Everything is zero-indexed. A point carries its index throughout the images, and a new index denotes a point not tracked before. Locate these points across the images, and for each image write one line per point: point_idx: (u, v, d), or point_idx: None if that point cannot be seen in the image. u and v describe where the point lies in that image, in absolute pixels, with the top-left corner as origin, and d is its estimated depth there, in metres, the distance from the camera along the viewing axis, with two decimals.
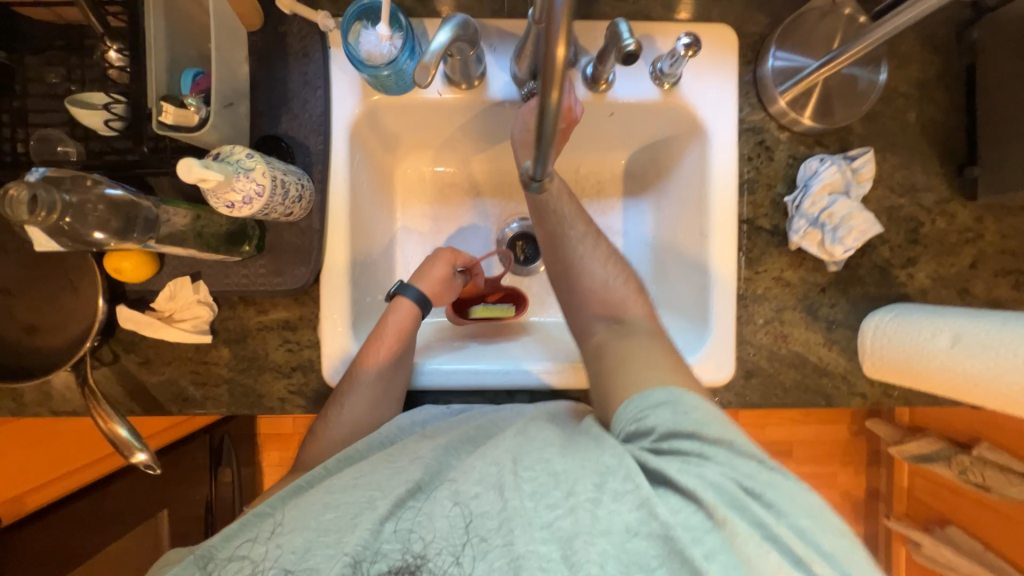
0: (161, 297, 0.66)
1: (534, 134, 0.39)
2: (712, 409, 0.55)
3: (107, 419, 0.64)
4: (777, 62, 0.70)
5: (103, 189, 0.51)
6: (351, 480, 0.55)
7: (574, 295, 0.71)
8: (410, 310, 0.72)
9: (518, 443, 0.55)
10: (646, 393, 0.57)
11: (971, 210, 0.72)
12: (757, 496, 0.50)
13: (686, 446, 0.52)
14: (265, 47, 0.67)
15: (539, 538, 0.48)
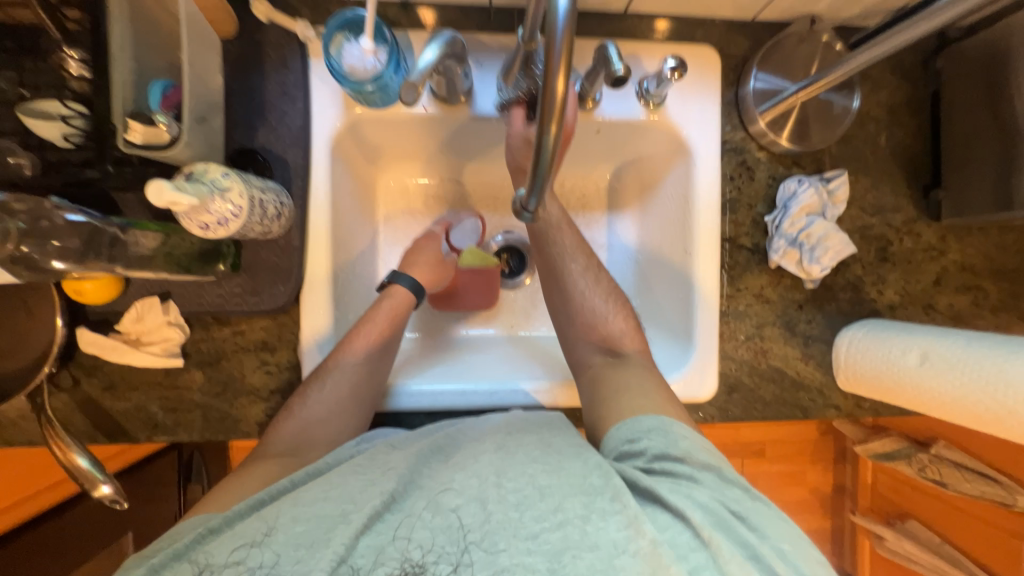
0: (127, 319, 0.62)
1: (531, 164, 0.38)
2: (699, 438, 0.57)
3: (65, 449, 0.60)
4: (757, 84, 0.72)
5: (63, 216, 0.48)
6: (320, 489, 0.51)
7: (570, 324, 0.71)
8: (404, 296, 0.73)
9: (502, 456, 0.54)
10: (636, 416, 0.58)
11: (935, 230, 0.76)
12: (739, 516, 0.51)
13: (680, 470, 0.53)
14: (241, 55, 0.64)
15: (524, 550, 0.47)
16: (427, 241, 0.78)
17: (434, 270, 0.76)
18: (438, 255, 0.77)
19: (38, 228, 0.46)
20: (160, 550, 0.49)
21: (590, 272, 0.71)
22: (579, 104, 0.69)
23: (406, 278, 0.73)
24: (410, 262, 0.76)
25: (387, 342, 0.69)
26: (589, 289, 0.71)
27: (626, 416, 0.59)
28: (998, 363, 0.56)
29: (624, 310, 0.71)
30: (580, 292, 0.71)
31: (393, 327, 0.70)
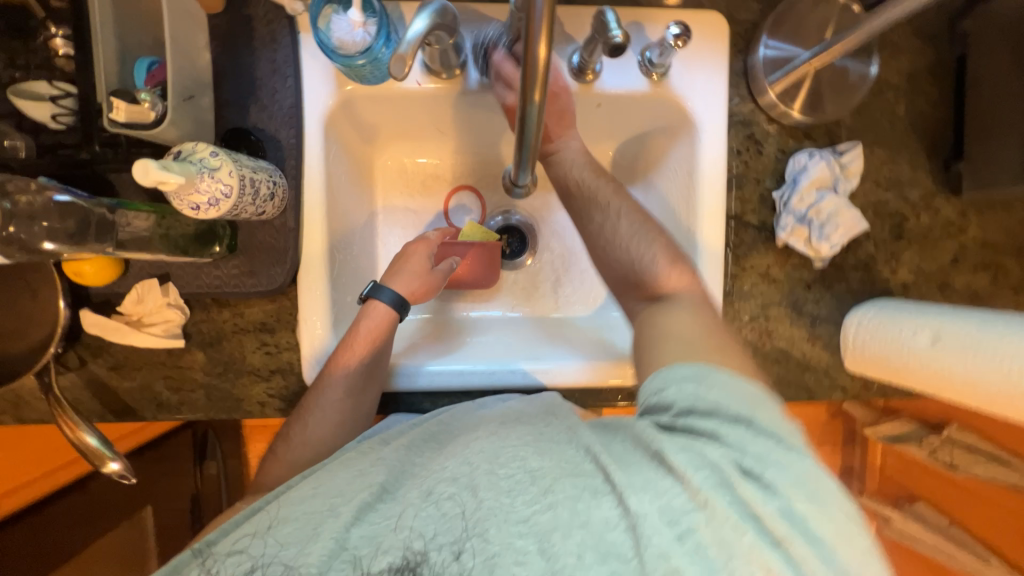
0: (128, 301, 0.63)
1: (516, 137, 0.40)
2: (734, 385, 0.51)
3: (75, 427, 0.62)
4: (768, 52, 0.68)
5: (52, 198, 0.47)
6: (310, 487, 0.54)
7: (608, 273, 0.68)
8: (386, 314, 0.69)
9: (493, 440, 0.55)
10: (672, 368, 0.54)
11: (954, 206, 0.72)
12: (756, 474, 0.47)
13: (703, 427, 0.49)
14: (229, 31, 0.62)
15: (516, 533, 0.48)
16: (416, 249, 0.73)
17: (421, 283, 0.72)
18: (428, 265, 0.73)
19: (28, 211, 0.46)
20: (189, 554, 0.52)
21: (614, 219, 0.67)
22: (578, 76, 0.67)
23: (390, 296, 0.69)
24: (395, 274, 0.71)
25: (366, 372, 0.66)
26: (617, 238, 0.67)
27: (664, 367, 0.55)
28: (1016, 342, 0.53)
29: (659, 252, 0.65)
30: (608, 232, 0.67)
31: (375, 351, 0.67)
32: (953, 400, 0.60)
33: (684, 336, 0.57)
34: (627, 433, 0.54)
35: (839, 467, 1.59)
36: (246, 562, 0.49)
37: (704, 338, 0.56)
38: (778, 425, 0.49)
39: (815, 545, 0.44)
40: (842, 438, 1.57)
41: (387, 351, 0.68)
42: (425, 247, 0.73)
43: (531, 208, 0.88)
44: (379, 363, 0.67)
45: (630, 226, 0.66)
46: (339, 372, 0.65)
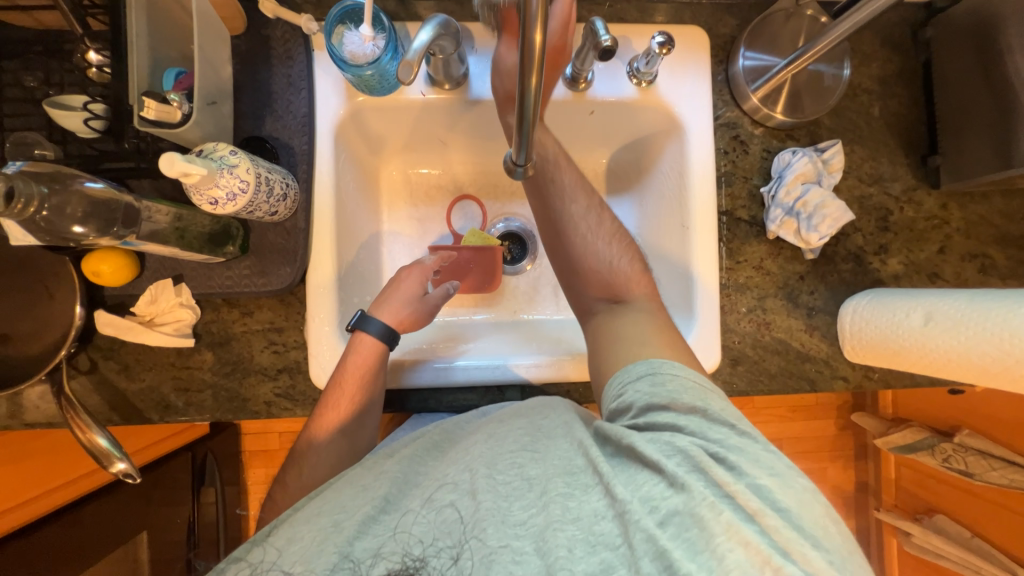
0: (142, 301, 0.65)
1: (517, 119, 0.43)
2: (688, 379, 0.55)
3: (85, 428, 0.63)
4: (747, 62, 0.73)
5: (82, 184, 0.50)
6: (314, 509, 0.52)
7: (576, 274, 0.70)
8: (373, 348, 0.67)
9: (491, 445, 0.54)
10: (627, 367, 0.58)
11: (936, 198, 0.76)
12: (723, 456, 0.49)
13: (663, 419, 0.52)
14: (249, 50, 0.68)
15: (512, 534, 0.47)
16: (408, 278, 0.72)
17: (411, 311, 0.71)
18: (420, 294, 0.72)
19: (61, 202, 0.48)
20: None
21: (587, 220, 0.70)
22: (572, 85, 0.72)
23: (379, 328, 0.67)
24: (384, 303, 0.70)
25: (361, 402, 0.66)
26: (595, 233, 0.70)
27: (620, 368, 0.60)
28: (1001, 316, 0.55)
29: (629, 257, 0.70)
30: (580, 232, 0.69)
31: (364, 383, 0.66)
32: (948, 377, 0.61)
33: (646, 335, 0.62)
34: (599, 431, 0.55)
35: (853, 482, 1.55)
36: (247, 568, 0.49)
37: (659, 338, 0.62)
38: (731, 413, 0.54)
39: (783, 516, 0.45)
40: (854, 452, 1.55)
41: (373, 385, 0.66)
42: (417, 276, 0.73)
43: (531, 214, 0.92)
44: (372, 388, 0.66)
45: (608, 225, 0.70)
46: (336, 417, 0.65)
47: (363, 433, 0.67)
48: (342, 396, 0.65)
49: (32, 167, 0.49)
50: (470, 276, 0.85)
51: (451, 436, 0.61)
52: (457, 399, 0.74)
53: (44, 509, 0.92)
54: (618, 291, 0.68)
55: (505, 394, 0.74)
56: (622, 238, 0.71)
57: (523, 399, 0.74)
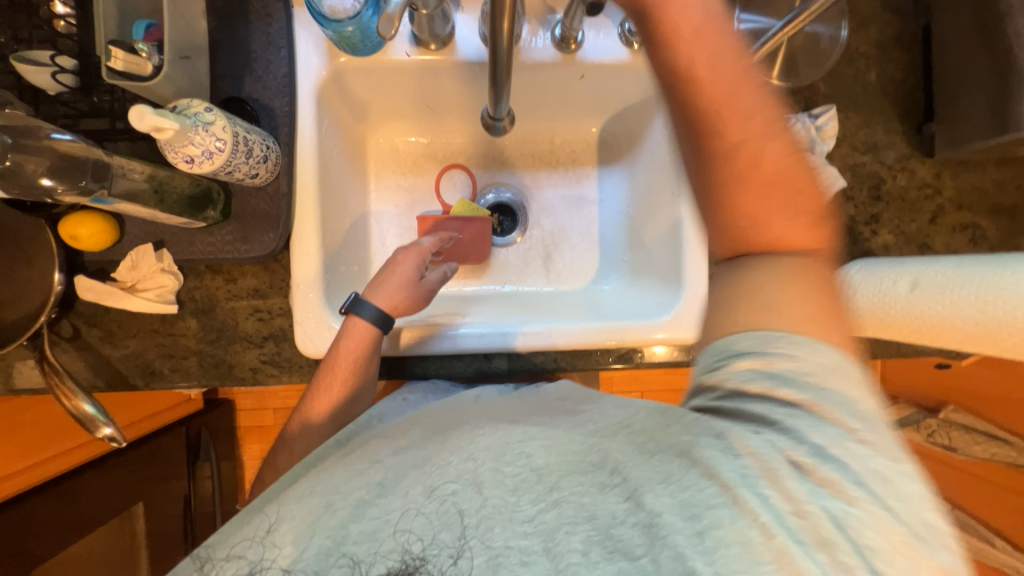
0: (123, 267, 0.64)
1: (491, 63, 0.48)
2: (811, 365, 0.41)
3: (70, 394, 0.62)
4: (742, 25, 0.71)
5: (49, 135, 0.49)
6: (306, 487, 0.49)
7: (708, 203, 0.48)
8: (367, 332, 0.66)
9: (498, 435, 0.49)
10: (729, 339, 0.44)
11: (929, 167, 0.75)
12: (808, 470, 0.39)
13: (752, 410, 0.41)
14: (226, 7, 0.65)
15: (520, 533, 0.43)
16: (405, 261, 0.71)
17: (406, 294, 0.69)
18: (416, 276, 0.71)
19: (30, 151, 0.48)
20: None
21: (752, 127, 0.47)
22: (561, 47, 0.72)
23: (373, 313, 0.66)
24: (380, 288, 0.69)
25: (357, 377, 0.66)
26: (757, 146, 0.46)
27: (723, 336, 0.45)
28: (988, 278, 0.56)
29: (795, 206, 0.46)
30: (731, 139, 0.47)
31: (357, 365, 0.66)
32: (928, 344, 0.62)
33: (789, 296, 0.43)
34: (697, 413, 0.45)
35: None
36: (245, 566, 0.44)
37: (798, 309, 0.43)
38: (854, 413, 0.40)
39: (864, 557, 0.36)
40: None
41: (368, 369, 0.66)
42: (414, 259, 0.72)
43: (521, 186, 0.90)
44: (366, 372, 0.66)
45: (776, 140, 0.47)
46: (327, 399, 0.65)
47: (359, 403, 0.67)
48: (337, 378, 0.65)
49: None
50: (469, 250, 0.84)
51: (447, 417, 0.58)
52: (444, 367, 0.75)
53: (39, 477, 0.92)
54: (757, 240, 0.46)
55: (493, 362, 0.75)
56: (779, 153, 0.46)
57: (511, 366, 0.75)
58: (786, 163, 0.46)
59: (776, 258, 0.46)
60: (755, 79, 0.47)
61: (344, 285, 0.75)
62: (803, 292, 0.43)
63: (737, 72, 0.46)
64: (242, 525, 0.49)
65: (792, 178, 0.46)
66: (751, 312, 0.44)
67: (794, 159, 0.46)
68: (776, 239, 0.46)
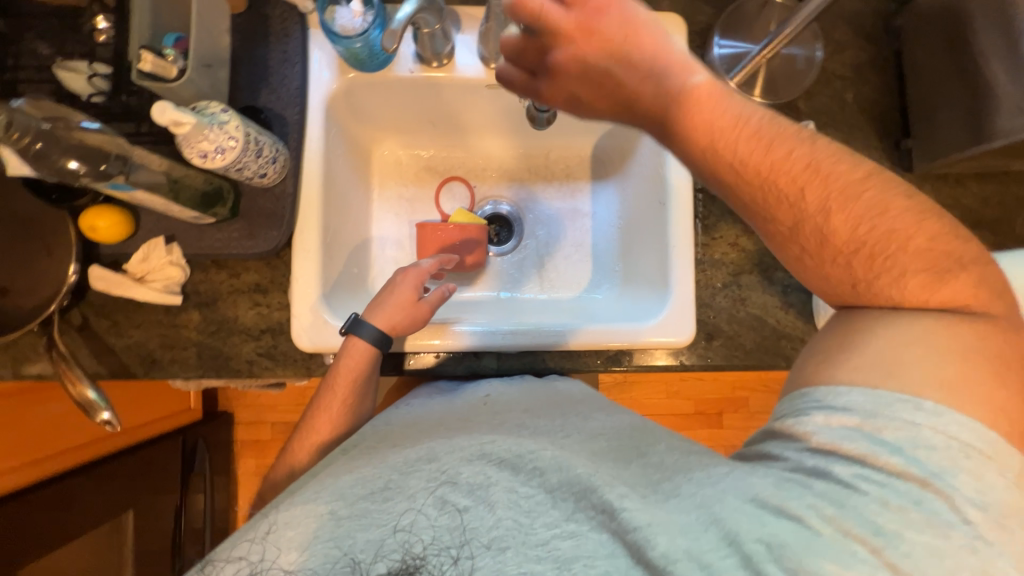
0: (134, 259, 0.67)
1: None
2: (932, 437, 0.41)
3: (76, 380, 0.64)
4: (722, 50, 0.76)
5: (78, 124, 0.54)
6: (311, 489, 0.48)
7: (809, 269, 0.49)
8: (364, 350, 0.68)
9: (513, 449, 0.50)
10: (834, 391, 0.46)
11: (911, 180, 0.78)
12: (871, 545, 0.40)
13: (838, 473, 0.43)
14: (249, 28, 0.72)
15: (533, 557, 0.43)
16: (405, 280, 0.72)
17: (405, 314, 0.70)
18: (416, 295, 0.72)
19: (56, 136, 0.52)
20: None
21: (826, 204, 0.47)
22: None
23: (373, 332, 0.68)
24: (381, 308, 0.70)
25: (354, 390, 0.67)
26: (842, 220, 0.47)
27: (820, 384, 0.47)
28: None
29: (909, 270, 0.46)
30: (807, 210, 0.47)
31: (356, 374, 0.67)
32: None
33: (903, 360, 0.44)
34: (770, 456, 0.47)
35: None
36: (244, 568, 0.44)
37: (914, 375, 0.43)
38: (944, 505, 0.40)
39: None
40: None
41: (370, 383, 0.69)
42: (413, 280, 0.73)
43: (517, 198, 0.94)
44: (366, 381, 0.68)
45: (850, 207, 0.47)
46: (325, 417, 0.66)
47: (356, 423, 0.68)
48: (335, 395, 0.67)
49: (35, 109, 0.52)
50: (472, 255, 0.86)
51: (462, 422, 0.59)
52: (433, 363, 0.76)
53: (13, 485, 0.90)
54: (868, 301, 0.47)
55: (482, 361, 0.76)
56: (850, 221, 0.47)
57: (500, 366, 0.76)
58: (897, 218, 0.46)
59: (932, 320, 0.45)
60: (810, 161, 0.47)
61: (343, 283, 0.78)
62: (925, 365, 0.43)
63: (782, 166, 0.48)
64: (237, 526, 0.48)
65: (895, 239, 0.46)
66: (852, 370, 0.46)
67: (879, 221, 0.46)
68: (947, 299, 0.45)
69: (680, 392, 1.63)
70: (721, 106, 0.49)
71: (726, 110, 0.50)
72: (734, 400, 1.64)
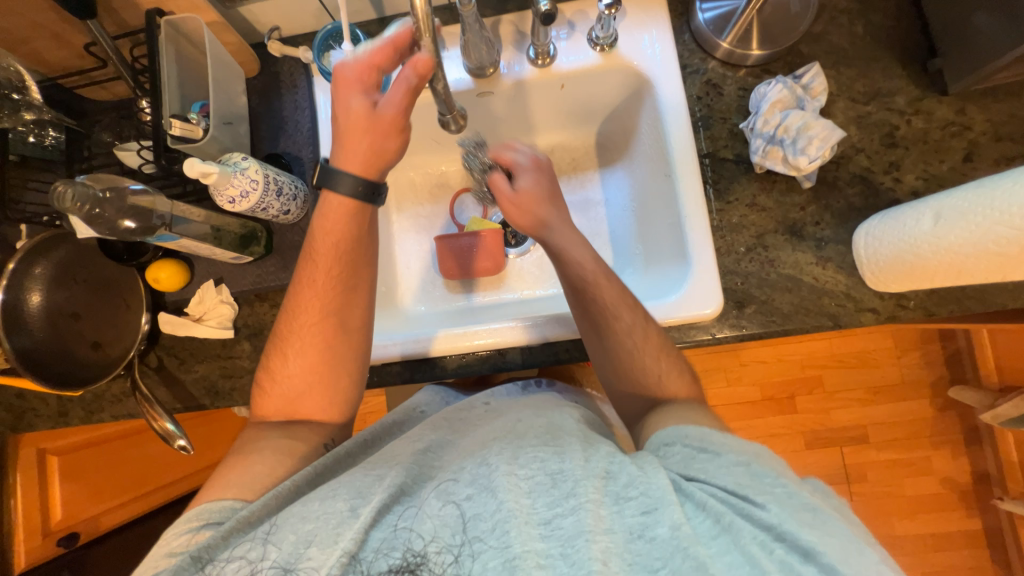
0: (192, 302, 0.76)
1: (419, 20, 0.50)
2: (739, 445, 0.51)
3: (156, 415, 0.73)
4: (706, 14, 0.74)
5: (129, 188, 0.63)
6: (327, 489, 0.51)
7: (615, 362, 0.65)
8: (344, 203, 0.62)
9: (511, 441, 0.53)
10: (675, 428, 0.54)
11: (948, 104, 0.71)
12: (747, 513, 0.45)
13: (700, 470, 0.49)
14: (264, 85, 0.81)
15: (538, 536, 0.45)
16: (348, 95, 0.60)
17: (369, 138, 0.60)
18: (369, 110, 0.60)
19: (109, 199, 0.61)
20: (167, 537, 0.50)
21: (628, 334, 0.64)
22: (535, 63, 0.78)
23: (348, 185, 0.61)
24: (344, 141, 0.61)
25: (336, 284, 0.64)
26: (642, 347, 0.64)
27: (681, 426, 0.55)
28: (1005, 192, 0.47)
29: (661, 348, 0.65)
30: (615, 325, 0.64)
31: (339, 256, 0.64)
32: (963, 275, 0.55)
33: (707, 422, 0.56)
34: (669, 457, 0.52)
35: (969, 473, 1.45)
36: (246, 567, 0.46)
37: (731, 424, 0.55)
38: (790, 492, 0.46)
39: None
40: (964, 436, 1.46)
41: (361, 277, 0.66)
42: (358, 93, 0.60)
43: None
44: (351, 268, 0.65)
45: (651, 337, 0.65)
46: (307, 292, 0.64)
47: (354, 319, 0.65)
48: (319, 292, 0.64)
49: (93, 180, 0.61)
50: (488, 260, 0.88)
51: (461, 425, 0.63)
52: (462, 363, 0.78)
53: None
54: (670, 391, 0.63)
55: (507, 358, 0.77)
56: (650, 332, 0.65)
57: (525, 361, 0.77)
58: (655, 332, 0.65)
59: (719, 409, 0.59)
60: (627, 295, 0.66)
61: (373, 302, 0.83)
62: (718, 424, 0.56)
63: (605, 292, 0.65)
64: (252, 527, 0.51)
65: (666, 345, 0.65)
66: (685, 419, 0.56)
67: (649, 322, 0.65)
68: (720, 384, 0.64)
69: (742, 378, 1.52)
70: (569, 254, 0.68)
71: (569, 255, 0.68)
72: (806, 380, 1.50)
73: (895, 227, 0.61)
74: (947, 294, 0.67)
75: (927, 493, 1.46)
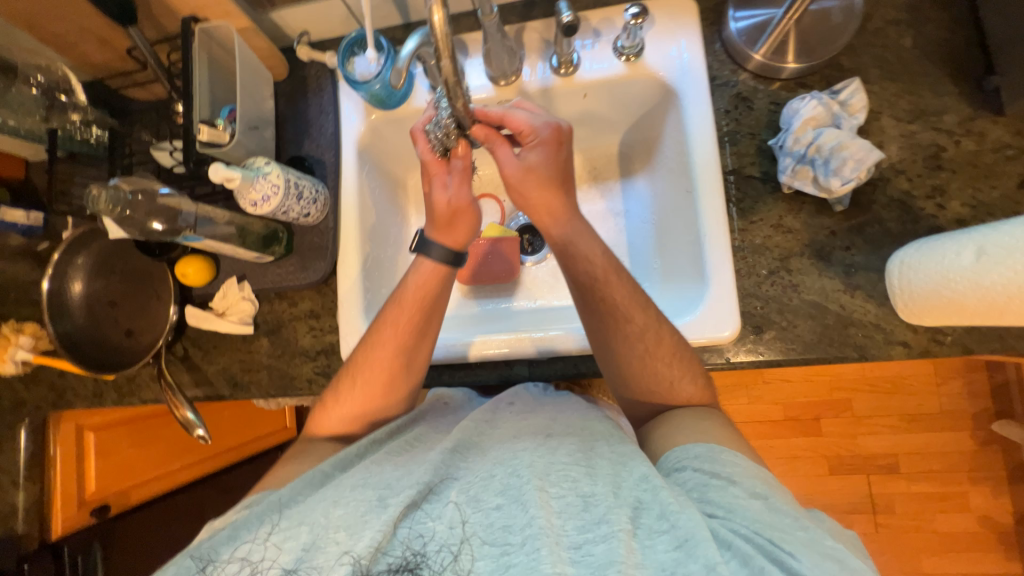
0: (217, 297, 0.80)
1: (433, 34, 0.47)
2: (750, 470, 0.50)
3: (179, 404, 0.77)
4: (739, 23, 0.71)
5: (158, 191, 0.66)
6: (358, 479, 0.52)
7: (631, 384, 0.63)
8: (435, 269, 0.68)
9: (544, 455, 0.52)
10: (684, 445, 0.54)
11: (1005, 125, 0.65)
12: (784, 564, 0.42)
13: (720, 498, 0.48)
14: (291, 89, 0.83)
15: (568, 559, 0.44)
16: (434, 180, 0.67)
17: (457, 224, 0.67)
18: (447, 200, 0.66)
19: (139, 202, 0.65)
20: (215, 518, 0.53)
21: (645, 358, 0.62)
22: (557, 72, 0.76)
23: (440, 254, 0.68)
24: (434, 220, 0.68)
25: (411, 330, 0.67)
26: (659, 369, 0.62)
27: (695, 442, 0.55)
28: None
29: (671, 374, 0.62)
30: (630, 342, 0.63)
31: (425, 307, 0.67)
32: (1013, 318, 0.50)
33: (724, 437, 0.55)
34: (691, 480, 0.51)
35: (1010, 514, 1.35)
36: (246, 569, 0.46)
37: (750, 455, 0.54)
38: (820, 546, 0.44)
39: None
40: (1009, 474, 1.35)
41: (431, 323, 0.68)
42: (465, 184, 0.67)
43: None
44: (428, 319, 0.67)
45: (669, 360, 0.62)
46: (388, 331, 0.66)
47: (420, 358, 0.68)
48: (395, 329, 0.66)
49: (126, 183, 0.65)
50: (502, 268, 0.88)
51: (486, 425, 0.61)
52: (469, 371, 0.78)
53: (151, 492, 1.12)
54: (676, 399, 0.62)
55: (514, 369, 0.77)
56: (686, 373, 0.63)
57: (532, 373, 0.76)
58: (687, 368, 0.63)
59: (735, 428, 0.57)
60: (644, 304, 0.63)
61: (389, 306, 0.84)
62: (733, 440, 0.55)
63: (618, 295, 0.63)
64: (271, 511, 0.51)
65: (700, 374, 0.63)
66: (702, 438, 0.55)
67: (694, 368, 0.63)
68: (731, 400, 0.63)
69: (763, 396, 1.46)
70: (580, 253, 0.65)
71: (582, 253, 0.65)
72: (832, 402, 1.43)
73: (930, 260, 0.57)
74: (989, 331, 0.63)
75: (961, 531, 1.37)
